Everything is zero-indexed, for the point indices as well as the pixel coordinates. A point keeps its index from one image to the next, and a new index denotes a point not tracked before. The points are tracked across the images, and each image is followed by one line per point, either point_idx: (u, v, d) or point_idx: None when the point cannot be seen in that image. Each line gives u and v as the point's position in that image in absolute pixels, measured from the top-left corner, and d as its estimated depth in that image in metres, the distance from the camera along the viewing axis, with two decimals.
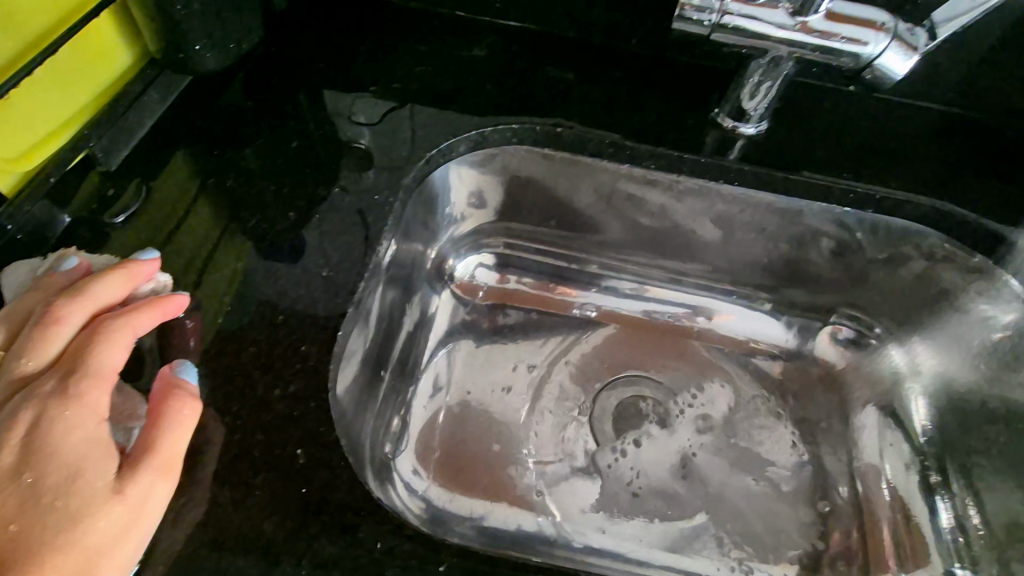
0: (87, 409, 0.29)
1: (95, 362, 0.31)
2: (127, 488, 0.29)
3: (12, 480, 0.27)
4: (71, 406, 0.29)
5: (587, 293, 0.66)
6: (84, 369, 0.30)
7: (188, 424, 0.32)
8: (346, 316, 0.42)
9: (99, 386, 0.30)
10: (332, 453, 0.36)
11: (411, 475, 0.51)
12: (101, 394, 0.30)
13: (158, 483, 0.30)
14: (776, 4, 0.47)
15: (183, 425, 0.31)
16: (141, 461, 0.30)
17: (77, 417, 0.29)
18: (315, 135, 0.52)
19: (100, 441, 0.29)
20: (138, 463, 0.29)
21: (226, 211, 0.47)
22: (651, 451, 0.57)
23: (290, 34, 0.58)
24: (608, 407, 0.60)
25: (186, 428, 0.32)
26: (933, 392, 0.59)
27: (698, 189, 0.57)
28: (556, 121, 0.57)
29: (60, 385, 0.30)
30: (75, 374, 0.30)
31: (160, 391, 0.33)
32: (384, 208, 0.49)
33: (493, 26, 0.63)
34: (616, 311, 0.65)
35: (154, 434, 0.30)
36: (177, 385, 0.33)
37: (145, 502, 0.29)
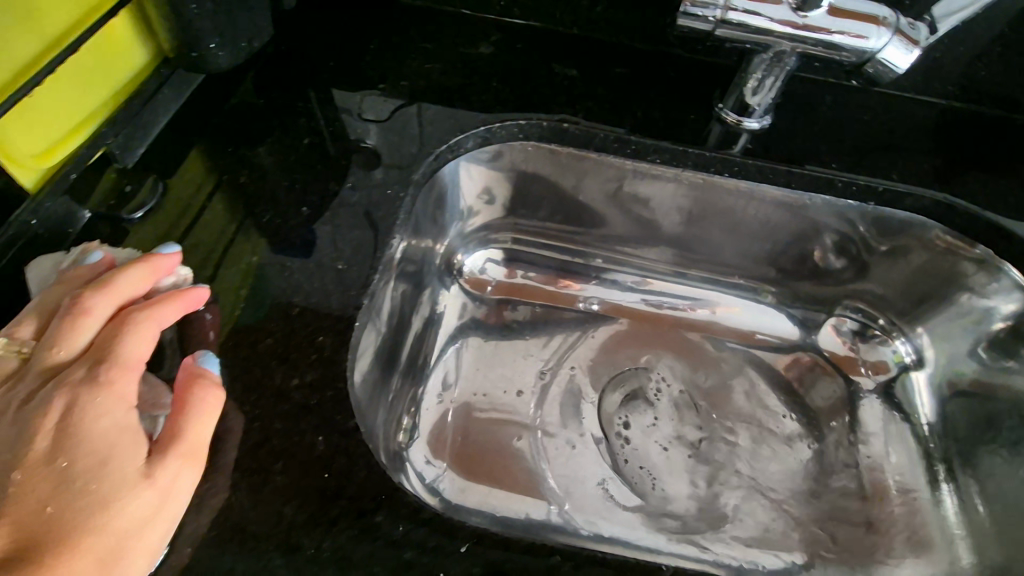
0: (117, 396, 0.31)
1: (123, 351, 0.32)
2: (155, 473, 0.30)
3: (46, 465, 0.28)
4: (101, 393, 0.30)
5: (592, 287, 0.67)
6: (112, 358, 0.31)
7: (211, 412, 0.33)
8: (361, 308, 0.43)
9: (127, 375, 0.32)
10: (350, 441, 0.37)
11: (423, 466, 0.52)
12: (128, 383, 0.31)
13: (185, 468, 0.31)
14: (779, 1, 0.48)
15: (206, 413, 0.33)
16: (168, 447, 0.31)
17: (107, 405, 0.30)
18: (326, 133, 0.53)
19: (129, 428, 0.30)
20: (166, 449, 0.31)
21: (241, 207, 0.48)
22: (657, 442, 0.58)
23: (299, 34, 0.59)
24: (614, 398, 0.61)
25: (210, 416, 0.33)
26: (938, 383, 0.60)
27: (701, 184, 0.58)
28: (562, 116, 0.57)
29: (90, 373, 0.31)
30: (105, 363, 0.31)
31: (183, 380, 0.34)
32: (395, 203, 0.50)
33: (498, 24, 0.64)
34: (621, 305, 0.67)
35: (180, 422, 0.32)
36: (199, 374, 0.34)
37: (173, 487, 0.30)
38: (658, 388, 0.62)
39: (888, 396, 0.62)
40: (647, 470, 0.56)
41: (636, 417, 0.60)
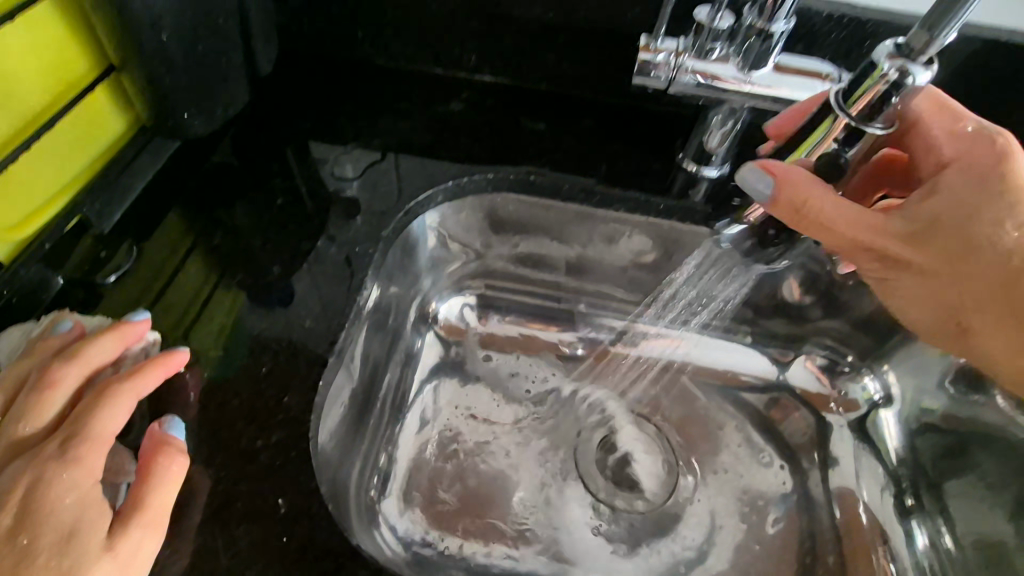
0: (85, 471, 0.31)
1: (91, 425, 0.33)
2: (117, 546, 0.30)
3: (7, 542, 0.29)
4: (70, 468, 0.31)
5: (573, 332, 0.67)
6: (82, 433, 0.32)
7: (176, 480, 0.33)
8: (328, 365, 0.44)
9: (96, 448, 0.32)
10: (312, 501, 0.38)
11: (396, 517, 0.52)
12: (97, 456, 0.32)
13: (147, 538, 0.31)
14: (726, 59, 0.51)
15: (170, 481, 0.33)
16: (131, 518, 0.31)
17: (74, 478, 0.31)
18: (300, 191, 0.55)
19: (94, 501, 0.31)
20: (129, 520, 0.31)
21: (216, 268, 0.49)
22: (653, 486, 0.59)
23: (277, 97, 0.62)
24: (578, 431, 0.62)
25: (174, 484, 0.33)
26: (906, 418, 0.61)
27: (666, 229, 0.60)
28: (528, 168, 0.60)
29: (59, 449, 0.32)
30: (75, 439, 0.32)
31: (148, 448, 0.34)
32: (366, 258, 0.51)
33: (470, 81, 0.67)
34: (603, 347, 0.67)
35: (146, 491, 0.32)
36: (165, 441, 0.35)
37: (134, 559, 0.31)
38: (621, 418, 0.63)
39: (861, 430, 0.63)
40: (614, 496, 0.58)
41: (600, 448, 0.61)
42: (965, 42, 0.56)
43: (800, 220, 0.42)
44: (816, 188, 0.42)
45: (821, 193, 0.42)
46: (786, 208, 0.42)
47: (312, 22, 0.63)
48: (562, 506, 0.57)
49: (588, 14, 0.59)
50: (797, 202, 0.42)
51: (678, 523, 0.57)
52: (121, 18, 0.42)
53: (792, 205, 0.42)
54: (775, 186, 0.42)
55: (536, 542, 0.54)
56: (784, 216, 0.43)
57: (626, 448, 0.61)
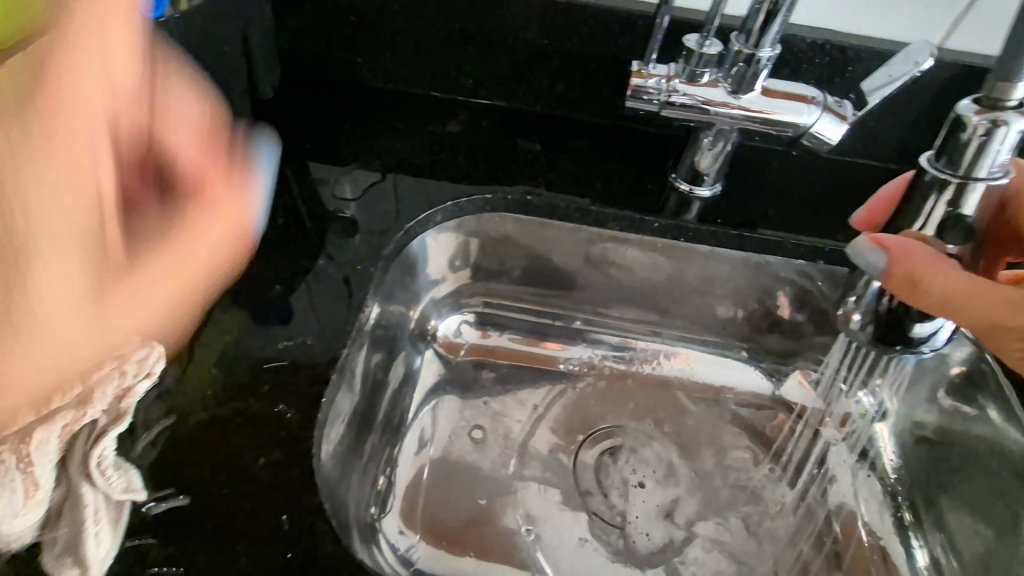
0: (178, 239, 0.26)
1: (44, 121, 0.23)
2: (141, 254, 0.25)
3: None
4: (96, 315, 0.24)
5: (572, 347, 0.68)
6: (128, 231, 0.25)
7: (221, 225, 0.27)
8: (330, 382, 0.44)
9: (121, 268, 0.24)
10: (316, 518, 0.38)
11: (397, 536, 0.53)
12: (186, 209, 0.27)
13: (166, 292, 0.26)
14: (716, 84, 0.53)
15: (216, 220, 0.27)
16: (172, 231, 0.26)
17: (90, 288, 0.23)
18: (302, 211, 0.56)
19: (128, 242, 0.25)
20: (174, 225, 0.26)
21: (220, 287, 0.50)
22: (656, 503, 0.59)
23: (278, 119, 0.63)
24: (578, 448, 0.62)
25: (219, 231, 0.27)
26: (900, 432, 0.62)
27: (661, 247, 0.61)
28: (526, 189, 0.61)
29: (165, 198, 0.27)
30: (176, 185, 0.27)
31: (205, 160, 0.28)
32: (367, 276, 0.52)
33: (466, 103, 0.68)
34: (600, 364, 0.68)
35: (177, 225, 0.26)
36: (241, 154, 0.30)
37: (148, 300, 0.25)
38: (620, 434, 0.64)
39: (858, 449, 0.62)
40: (630, 513, 0.58)
41: (599, 464, 0.61)
42: (941, 68, 0.59)
43: (915, 299, 0.38)
44: (937, 263, 0.37)
45: (939, 263, 0.38)
46: (896, 288, 0.38)
47: (313, 48, 0.65)
48: (563, 522, 0.57)
49: (581, 40, 0.61)
50: (915, 276, 0.37)
51: (679, 538, 0.57)
52: None
53: (917, 279, 0.37)
54: (889, 262, 0.38)
55: (538, 561, 0.54)
56: (898, 293, 0.39)
57: (625, 465, 0.62)
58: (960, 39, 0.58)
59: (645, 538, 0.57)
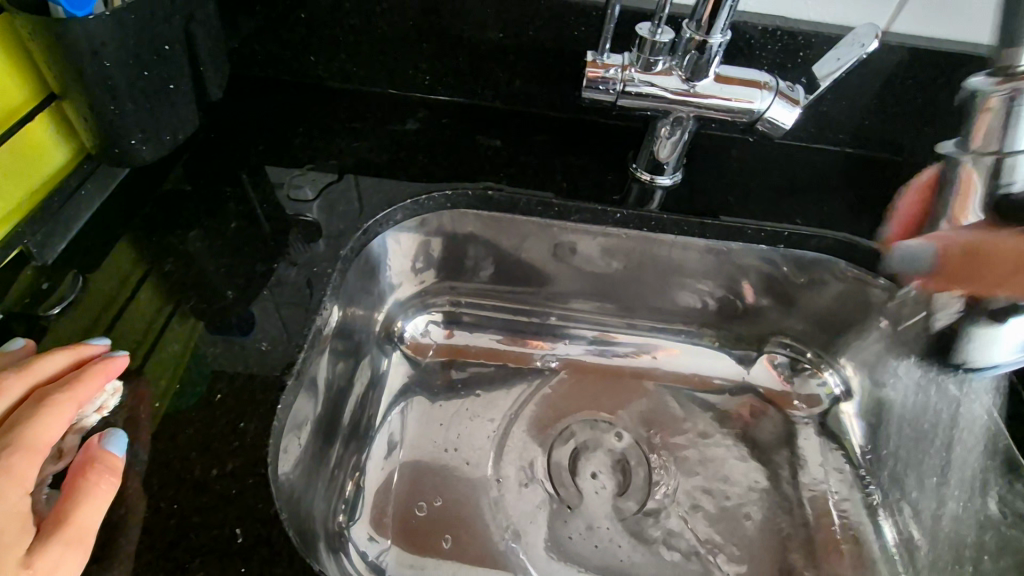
0: (17, 481, 0.32)
1: (84, 519, 0.33)
2: (36, 561, 0.30)
3: None
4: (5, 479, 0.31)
5: (554, 346, 0.68)
6: (25, 443, 0.33)
7: (105, 500, 0.34)
8: (285, 388, 0.43)
9: (33, 459, 0.33)
10: (272, 529, 0.37)
11: (366, 543, 0.52)
12: (32, 466, 0.32)
13: (68, 555, 0.31)
14: (669, 72, 0.53)
15: (99, 500, 0.34)
16: (54, 532, 0.32)
17: (4, 489, 0.31)
18: (257, 215, 0.55)
19: (21, 514, 0.31)
20: (52, 534, 0.31)
21: (171, 297, 0.48)
22: (636, 494, 0.59)
23: (228, 121, 0.62)
24: (552, 445, 0.62)
25: (102, 499, 0.34)
26: (865, 411, 0.63)
27: (627, 240, 0.61)
28: (487, 184, 0.60)
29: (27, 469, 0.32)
30: (67, 495, 0.33)
31: (78, 466, 0.35)
32: (324, 277, 0.51)
33: (425, 101, 0.67)
34: (574, 359, 0.68)
35: (64, 514, 0.32)
36: (97, 460, 0.36)
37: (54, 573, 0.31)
38: (591, 427, 0.63)
39: (825, 426, 0.64)
40: (605, 509, 0.58)
41: (572, 459, 0.61)
42: (889, 51, 0.60)
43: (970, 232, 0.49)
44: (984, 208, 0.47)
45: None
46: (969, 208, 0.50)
47: (265, 48, 0.64)
48: (539, 517, 0.57)
49: (537, 33, 0.61)
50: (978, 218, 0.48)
51: (656, 528, 0.57)
52: (60, 47, 0.42)
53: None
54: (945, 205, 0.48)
55: (521, 563, 0.54)
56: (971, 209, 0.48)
57: (598, 459, 0.61)
58: (906, 23, 0.60)
59: (621, 530, 0.57)
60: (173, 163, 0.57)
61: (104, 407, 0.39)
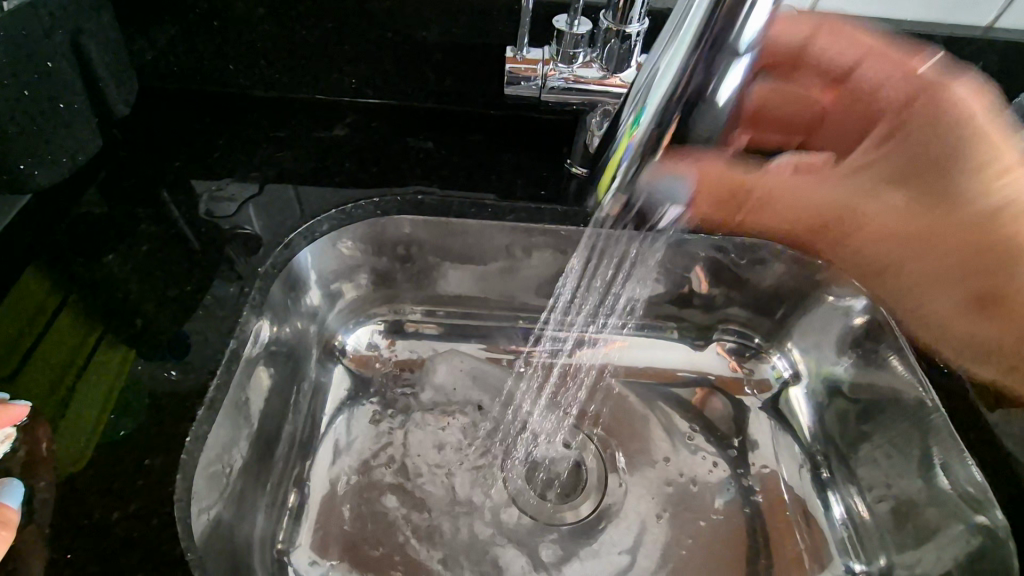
0: None
1: None
2: None
3: None
4: None
5: (515, 347, 0.67)
6: None
7: None
8: (198, 418, 0.41)
9: None
10: (177, 570, 0.35)
11: (306, 566, 0.50)
12: None
13: None
14: (589, 63, 0.52)
15: None
16: None
17: None
18: (174, 235, 0.53)
19: None
20: None
21: (84, 328, 0.46)
22: (591, 492, 0.59)
23: (142, 138, 0.59)
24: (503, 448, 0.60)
25: None
26: (815, 392, 0.64)
27: (569, 236, 0.60)
28: (419, 189, 0.59)
29: None
30: None
31: None
32: (240, 298, 0.49)
33: (353, 105, 0.65)
34: (541, 359, 0.66)
35: None
36: None
37: None
38: (541, 428, 0.62)
39: (776, 410, 0.64)
40: (555, 508, 0.57)
41: (527, 459, 0.60)
42: None
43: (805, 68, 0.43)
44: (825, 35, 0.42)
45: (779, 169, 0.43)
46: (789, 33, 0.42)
47: (179, 61, 0.61)
48: (489, 522, 0.55)
49: (459, 30, 0.59)
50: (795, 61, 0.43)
51: (608, 525, 0.56)
52: None
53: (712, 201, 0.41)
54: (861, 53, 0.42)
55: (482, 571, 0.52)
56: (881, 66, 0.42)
57: (550, 456, 0.61)
58: None
59: (574, 530, 0.56)
60: (84, 186, 0.55)
61: None
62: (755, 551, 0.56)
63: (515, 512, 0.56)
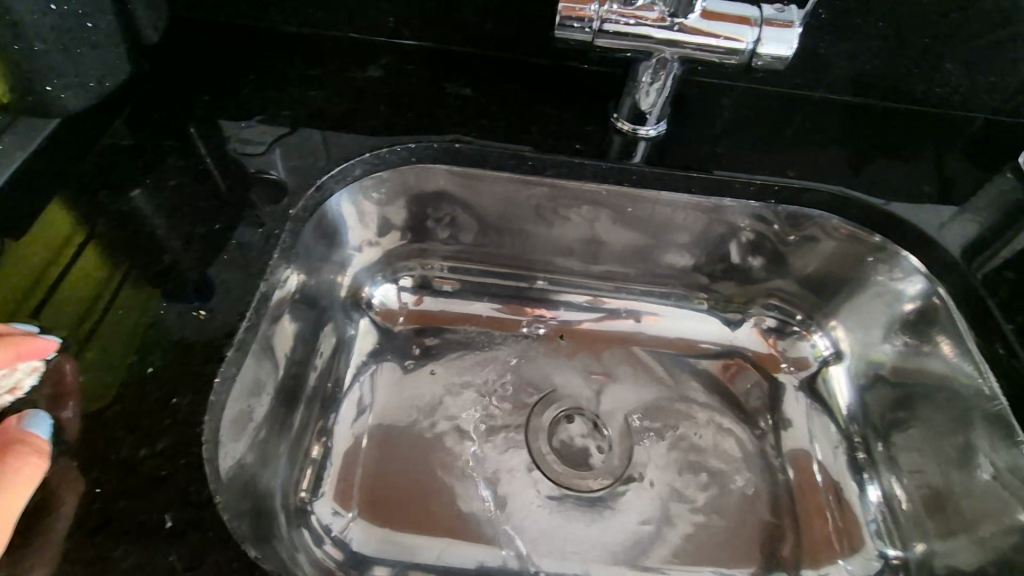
0: None
1: (5, 512, 0.31)
2: None
3: None
4: None
5: (542, 310, 0.65)
6: None
7: (29, 483, 0.33)
8: (229, 359, 0.40)
9: None
10: (208, 513, 0.34)
11: (330, 516, 0.50)
12: None
13: None
14: (652, 8, 0.48)
15: (23, 485, 0.33)
16: None
17: None
18: (203, 172, 0.51)
19: None
20: None
21: (111, 260, 0.45)
22: (616, 458, 0.57)
23: (170, 69, 0.57)
24: (527, 413, 0.59)
25: (28, 485, 0.33)
26: (857, 373, 0.61)
27: (609, 195, 0.56)
28: (455, 137, 0.56)
29: None
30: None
31: (1, 447, 0.33)
32: (273, 239, 0.47)
33: (388, 46, 0.62)
34: (570, 323, 0.64)
35: None
36: (22, 442, 0.34)
37: None
38: (571, 393, 0.61)
39: (813, 390, 0.62)
40: (581, 470, 0.56)
41: (552, 425, 0.59)
42: None
43: None
44: None
45: None
46: None
47: None
48: (515, 482, 0.55)
49: None
50: None
51: (633, 493, 0.55)
52: None
53: None
54: None
55: (503, 533, 0.52)
56: None
57: (578, 422, 0.59)
58: None
59: (599, 496, 0.55)
60: (110, 115, 0.53)
61: (17, 388, 0.37)
62: (784, 530, 0.54)
63: (540, 475, 0.55)
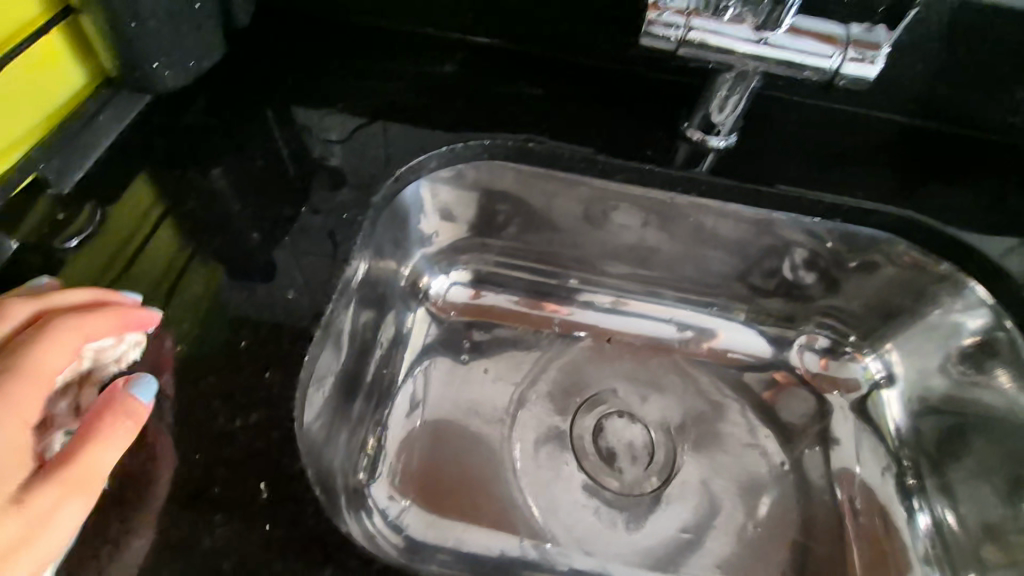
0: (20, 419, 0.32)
1: (90, 466, 0.32)
2: (28, 500, 0.30)
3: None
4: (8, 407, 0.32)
5: (587, 313, 0.65)
6: (28, 374, 0.33)
7: (120, 443, 0.34)
8: (313, 339, 0.42)
9: (37, 390, 0.33)
10: (300, 486, 0.37)
11: (387, 501, 0.50)
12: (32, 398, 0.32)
13: (68, 499, 0.31)
14: (741, 20, 0.48)
15: (114, 443, 0.34)
16: (56, 472, 0.31)
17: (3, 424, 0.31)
18: (284, 156, 0.52)
19: (19, 449, 0.31)
20: (53, 475, 0.31)
21: (199, 236, 0.47)
22: (660, 464, 0.58)
23: (254, 53, 0.58)
24: (574, 415, 0.59)
25: (117, 444, 0.34)
26: (910, 398, 0.60)
27: (671, 204, 0.58)
28: (526, 136, 0.56)
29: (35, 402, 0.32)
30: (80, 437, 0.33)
31: (101, 403, 0.35)
32: (352, 226, 0.49)
33: (464, 42, 0.63)
34: (618, 329, 0.65)
35: (71, 456, 0.32)
36: (120, 401, 0.35)
37: (50, 518, 0.31)
38: (618, 396, 0.61)
39: (862, 411, 0.61)
40: (627, 474, 0.57)
41: (598, 428, 0.59)
42: None
43: None
44: None
45: None
46: None
47: None
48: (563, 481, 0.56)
49: None
50: None
51: (677, 500, 0.56)
52: None
53: None
54: None
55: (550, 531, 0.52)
56: None
57: (625, 427, 0.59)
58: None
59: (644, 501, 0.56)
60: (198, 95, 0.55)
61: (122, 358, 0.39)
62: (827, 548, 0.55)
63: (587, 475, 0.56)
